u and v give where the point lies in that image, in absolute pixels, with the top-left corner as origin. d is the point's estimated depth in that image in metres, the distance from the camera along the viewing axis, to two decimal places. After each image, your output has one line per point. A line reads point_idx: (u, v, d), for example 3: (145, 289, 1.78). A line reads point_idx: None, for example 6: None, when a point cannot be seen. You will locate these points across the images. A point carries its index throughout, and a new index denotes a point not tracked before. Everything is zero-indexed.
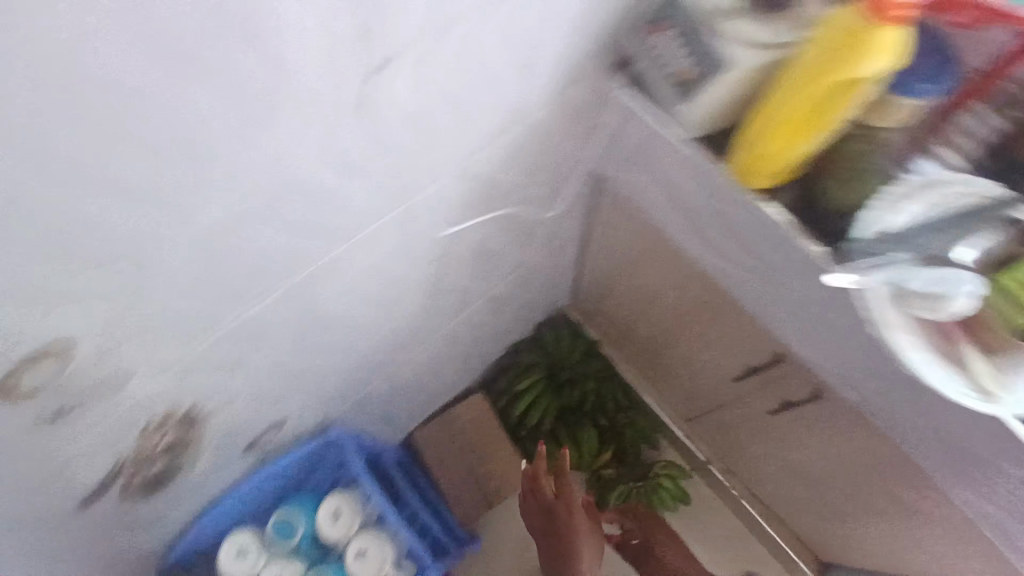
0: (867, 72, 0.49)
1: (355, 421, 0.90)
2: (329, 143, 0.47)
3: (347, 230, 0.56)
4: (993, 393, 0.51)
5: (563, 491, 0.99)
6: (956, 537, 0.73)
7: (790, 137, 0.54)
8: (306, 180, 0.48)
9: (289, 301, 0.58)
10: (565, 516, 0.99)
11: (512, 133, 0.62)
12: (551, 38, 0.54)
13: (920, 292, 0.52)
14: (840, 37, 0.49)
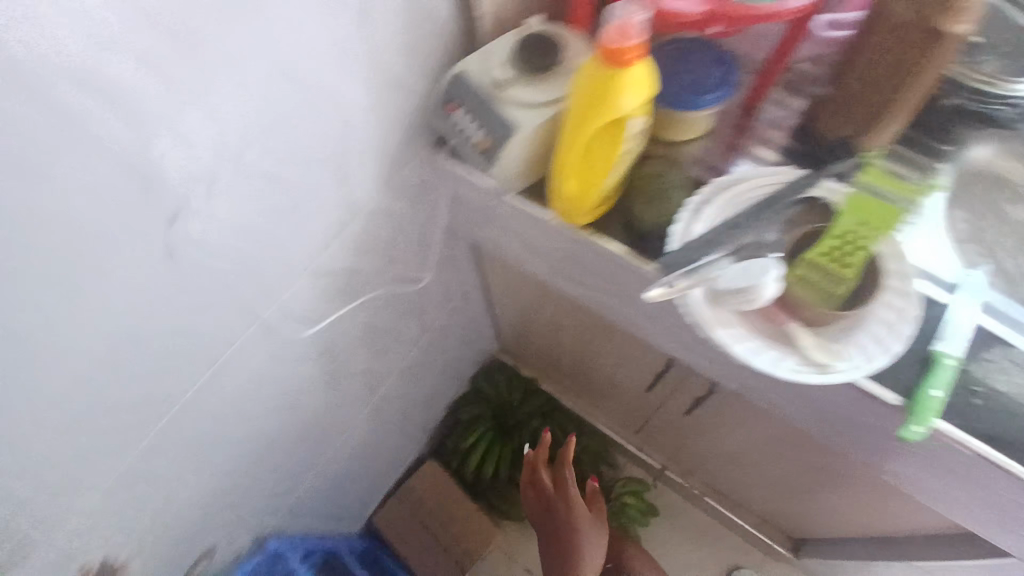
0: (621, 112, 0.53)
1: (292, 526, 0.92)
2: (161, 286, 0.50)
3: (211, 352, 0.58)
4: (825, 364, 0.53)
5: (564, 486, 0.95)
6: (867, 487, 0.78)
7: (586, 180, 0.58)
8: (151, 321, 0.51)
9: (173, 433, 0.60)
10: (563, 511, 0.95)
11: (355, 225, 0.66)
12: (355, 138, 0.59)
13: (732, 286, 0.54)
14: (589, 90, 0.53)
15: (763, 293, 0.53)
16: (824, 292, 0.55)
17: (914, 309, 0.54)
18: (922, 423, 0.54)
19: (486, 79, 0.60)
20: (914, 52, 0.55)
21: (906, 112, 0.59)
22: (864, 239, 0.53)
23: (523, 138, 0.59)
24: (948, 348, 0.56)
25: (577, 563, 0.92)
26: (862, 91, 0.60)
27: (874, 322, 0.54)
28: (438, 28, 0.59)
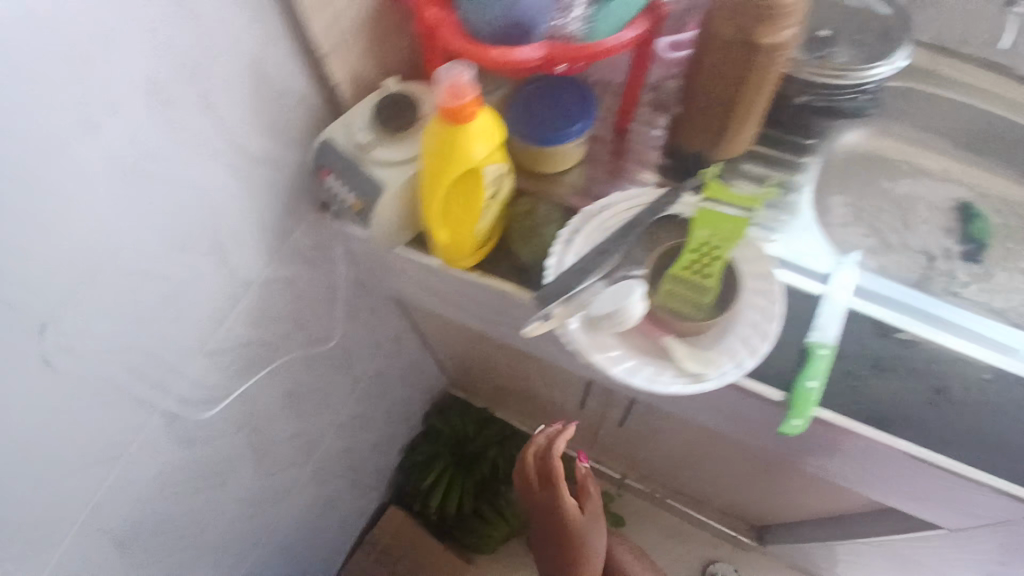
0: (474, 161, 0.54)
1: None
2: (45, 395, 0.52)
3: (113, 443, 0.61)
4: (698, 374, 0.56)
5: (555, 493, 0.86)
6: (790, 474, 0.82)
7: (457, 233, 0.60)
8: (42, 429, 0.53)
9: (91, 524, 0.63)
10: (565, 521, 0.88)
11: (249, 297, 0.67)
12: (228, 217, 0.60)
13: (602, 312, 0.57)
14: (434, 152, 0.54)
15: (631, 313, 0.56)
16: (693, 302, 0.58)
17: (778, 306, 0.56)
18: (802, 417, 0.55)
19: (350, 142, 0.61)
20: (741, 69, 0.57)
21: (755, 116, 0.62)
22: (716, 250, 0.56)
23: (393, 194, 0.60)
24: (823, 338, 0.58)
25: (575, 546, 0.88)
26: (706, 105, 0.62)
27: (743, 324, 0.57)
28: (296, 102, 0.61)
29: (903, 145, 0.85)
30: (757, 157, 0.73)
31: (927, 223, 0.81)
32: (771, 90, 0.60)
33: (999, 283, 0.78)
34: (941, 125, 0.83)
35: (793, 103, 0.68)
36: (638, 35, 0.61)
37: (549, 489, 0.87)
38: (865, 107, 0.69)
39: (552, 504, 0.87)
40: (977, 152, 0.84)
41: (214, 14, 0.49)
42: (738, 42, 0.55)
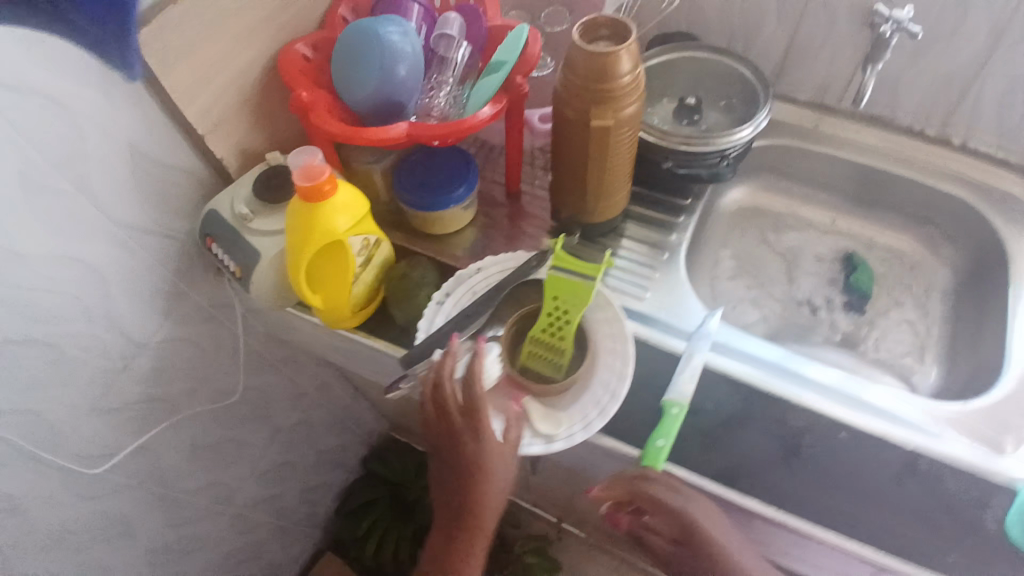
0: (332, 232, 0.58)
1: None
2: None
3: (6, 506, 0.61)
4: (549, 434, 0.58)
5: (463, 445, 0.57)
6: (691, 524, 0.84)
7: (328, 301, 0.63)
8: None
9: None
10: (470, 467, 0.57)
11: (145, 357, 0.70)
12: (114, 283, 0.63)
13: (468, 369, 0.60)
14: (294, 231, 0.58)
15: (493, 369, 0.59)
16: (552, 364, 0.61)
17: (628, 368, 0.60)
18: (648, 474, 0.57)
19: (233, 212, 0.65)
20: (585, 148, 0.62)
21: (616, 177, 0.67)
22: (565, 315, 0.59)
23: (271, 261, 0.64)
24: (676, 398, 0.61)
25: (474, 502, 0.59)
26: (565, 174, 0.67)
27: (598, 386, 0.60)
28: (181, 175, 0.65)
29: (792, 200, 0.89)
30: (635, 219, 0.79)
31: (811, 274, 0.84)
32: (621, 162, 0.65)
33: (882, 333, 0.80)
34: (824, 181, 0.87)
35: (661, 168, 0.74)
36: (497, 111, 0.64)
37: (454, 439, 0.58)
38: (721, 174, 0.72)
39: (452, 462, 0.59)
40: (865, 209, 0.87)
41: (84, 103, 0.53)
42: (578, 126, 0.60)
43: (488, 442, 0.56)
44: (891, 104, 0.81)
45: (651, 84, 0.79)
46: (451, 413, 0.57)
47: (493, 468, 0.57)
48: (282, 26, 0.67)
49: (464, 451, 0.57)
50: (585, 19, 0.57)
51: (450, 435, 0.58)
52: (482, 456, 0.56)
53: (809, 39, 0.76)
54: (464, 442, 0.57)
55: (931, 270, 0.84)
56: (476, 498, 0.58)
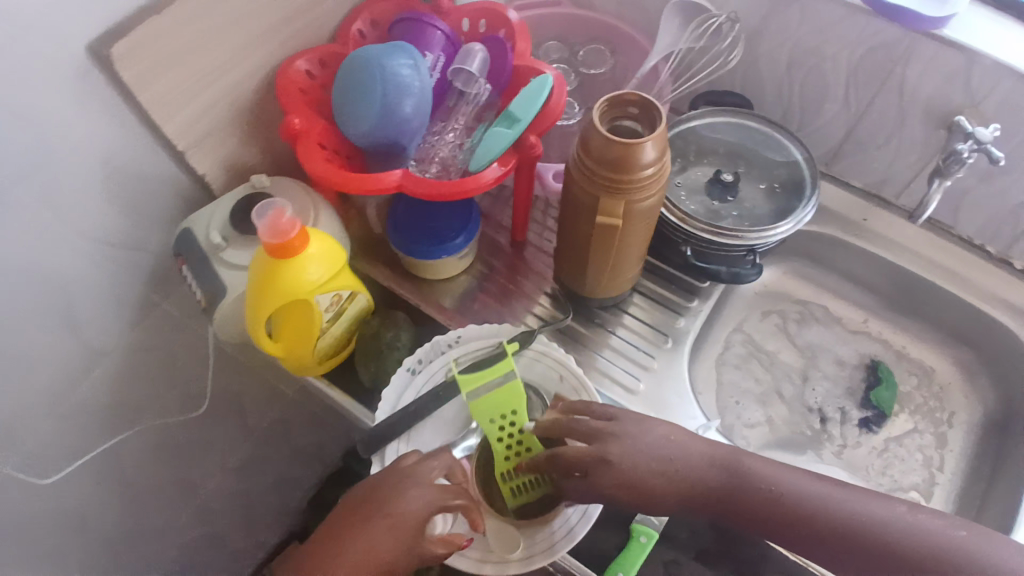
0: (298, 289, 0.52)
1: None
2: None
3: None
4: (502, 559, 0.52)
5: (369, 553, 0.48)
6: None
7: (290, 355, 0.58)
8: None
9: None
10: (374, 514, 0.49)
11: (107, 359, 0.67)
12: (78, 289, 0.60)
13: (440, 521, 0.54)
14: (255, 283, 0.53)
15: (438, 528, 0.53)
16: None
17: (596, 506, 0.53)
18: None
19: (207, 236, 0.61)
20: (591, 230, 0.56)
21: (622, 262, 0.60)
22: (517, 427, 0.53)
23: (237, 297, 0.60)
24: (648, 523, 0.56)
25: (350, 545, 0.48)
26: (569, 247, 0.61)
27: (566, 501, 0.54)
28: (162, 187, 0.61)
29: (825, 293, 0.82)
30: (644, 295, 0.73)
31: (828, 381, 0.76)
32: (631, 247, 0.58)
33: (892, 458, 0.72)
34: (862, 279, 0.79)
35: (679, 251, 0.67)
36: (506, 172, 0.58)
37: (370, 543, 0.48)
38: (744, 276, 0.65)
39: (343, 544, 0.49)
40: (900, 314, 0.79)
41: (57, 106, 0.50)
42: (585, 206, 0.54)
43: (413, 509, 0.49)
44: (953, 212, 0.73)
45: (688, 146, 0.70)
46: (405, 522, 0.48)
47: (395, 522, 0.48)
48: (289, 40, 0.62)
49: (360, 544, 0.48)
50: (612, 94, 0.51)
51: (379, 495, 0.50)
52: (394, 512, 0.49)
53: (875, 131, 0.70)
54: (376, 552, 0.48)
55: (961, 399, 0.76)
56: (350, 543, 0.48)
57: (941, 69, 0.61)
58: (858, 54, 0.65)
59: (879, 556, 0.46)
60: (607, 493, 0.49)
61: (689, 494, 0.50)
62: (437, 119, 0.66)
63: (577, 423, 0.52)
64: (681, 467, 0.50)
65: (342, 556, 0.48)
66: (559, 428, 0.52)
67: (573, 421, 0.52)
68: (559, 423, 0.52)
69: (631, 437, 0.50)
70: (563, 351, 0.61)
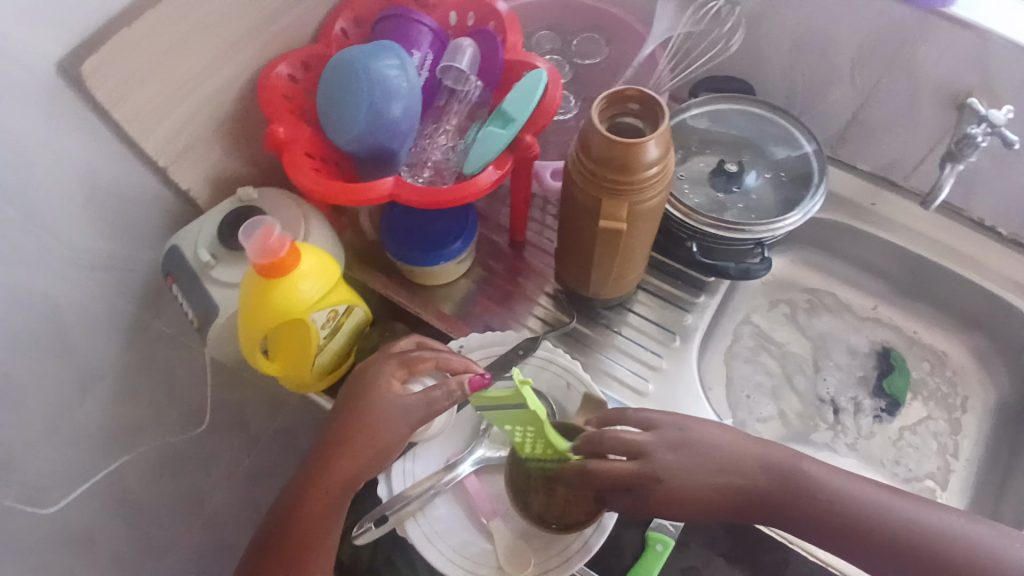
0: (292, 309, 0.50)
1: None
2: None
3: None
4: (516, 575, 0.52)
5: (357, 421, 0.51)
6: None
7: (287, 375, 0.57)
8: None
9: None
10: (354, 393, 0.53)
11: (103, 382, 0.65)
12: (63, 314, 0.58)
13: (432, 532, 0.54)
14: (247, 304, 0.51)
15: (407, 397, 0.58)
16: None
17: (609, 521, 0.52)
18: None
19: (195, 254, 0.58)
20: (595, 234, 0.54)
21: (627, 261, 0.58)
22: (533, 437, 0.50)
23: (231, 315, 0.58)
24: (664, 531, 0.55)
25: (341, 427, 0.52)
26: (572, 251, 0.59)
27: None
28: (144, 202, 0.59)
29: (832, 280, 0.80)
30: (649, 293, 0.71)
31: (839, 369, 0.75)
32: (636, 248, 0.56)
33: (906, 447, 0.71)
34: (870, 264, 0.77)
35: (685, 247, 0.64)
36: (502, 175, 0.56)
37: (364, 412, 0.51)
38: (754, 272, 0.62)
39: (341, 423, 0.52)
40: (909, 299, 0.77)
41: (27, 125, 0.48)
42: (587, 209, 0.52)
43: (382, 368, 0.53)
44: (962, 194, 0.71)
45: (690, 136, 0.67)
46: (377, 387, 0.52)
47: (371, 386, 0.52)
48: (269, 43, 0.60)
49: (349, 422, 0.51)
50: (611, 90, 0.48)
51: (356, 379, 0.54)
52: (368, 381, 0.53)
53: (882, 113, 0.68)
54: (369, 417, 0.51)
55: (975, 384, 0.74)
56: (340, 425, 0.52)
57: (951, 46, 0.59)
58: (860, 34, 0.62)
59: (932, 562, 0.45)
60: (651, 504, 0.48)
61: (736, 500, 0.48)
62: (427, 119, 0.64)
63: (619, 439, 0.48)
64: (728, 474, 0.48)
65: (339, 440, 0.51)
66: (596, 446, 0.48)
67: (609, 434, 0.49)
68: (596, 437, 0.48)
69: (675, 445, 0.49)
70: (570, 358, 0.59)
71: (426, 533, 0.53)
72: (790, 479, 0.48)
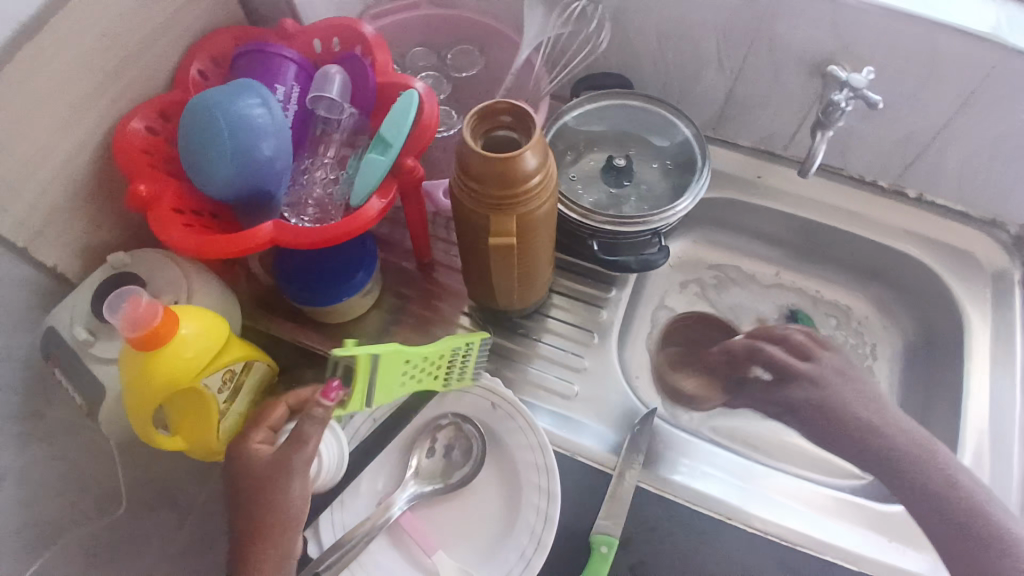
0: (180, 374, 0.47)
1: None
2: None
3: None
4: None
5: (252, 485, 0.47)
6: None
7: (194, 447, 0.52)
8: None
9: None
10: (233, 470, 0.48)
11: None
12: None
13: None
14: (129, 382, 0.47)
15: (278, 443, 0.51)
16: (465, 489, 0.56)
17: (548, 537, 0.52)
18: None
19: (71, 332, 0.54)
20: (490, 251, 0.53)
21: (530, 270, 0.58)
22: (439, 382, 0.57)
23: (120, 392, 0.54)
24: (608, 531, 0.55)
25: (241, 504, 0.47)
26: (475, 269, 0.58)
27: (528, 511, 0.54)
28: None
29: (737, 254, 0.82)
30: (561, 295, 0.71)
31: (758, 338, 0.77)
32: (536, 256, 0.56)
33: None
34: (769, 234, 0.80)
35: (587, 247, 0.64)
36: (389, 202, 0.55)
37: (248, 481, 0.47)
38: (653, 262, 0.63)
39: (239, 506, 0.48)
40: (810, 260, 0.81)
41: None
42: (478, 227, 0.51)
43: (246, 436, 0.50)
44: (839, 155, 0.75)
45: (576, 138, 0.68)
46: (256, 450, 0.49)
47: (247, 454, 0.48)
48: (118, 98, 0.56)
49: (245, 493, 0.47)
50: (481, 105, 0.48)
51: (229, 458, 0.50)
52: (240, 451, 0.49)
53: (753, 89, 0.70)
54: (257, 480, 0.47)
55: (881, 330, 0.78)
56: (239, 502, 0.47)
57: (804, 21, 0.62)
58: (722, 19, 0.64)
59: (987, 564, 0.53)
60: (778, 396, 0.70)
61: (865, 431, 0.65)
62: (306, 153, 0.61)
63: (798, 341, 0.73)
64: (862, 413, 0.66)
65: (247, 517, 0.47)
66: (779, 339, 0.74)
67: (784, 335, 0.74)
68: (784, 335, 0.74)
69: (836, 382, 0.69)
70: (490, 378, 0.58)
71: None
72: (914, 462, 0.61)
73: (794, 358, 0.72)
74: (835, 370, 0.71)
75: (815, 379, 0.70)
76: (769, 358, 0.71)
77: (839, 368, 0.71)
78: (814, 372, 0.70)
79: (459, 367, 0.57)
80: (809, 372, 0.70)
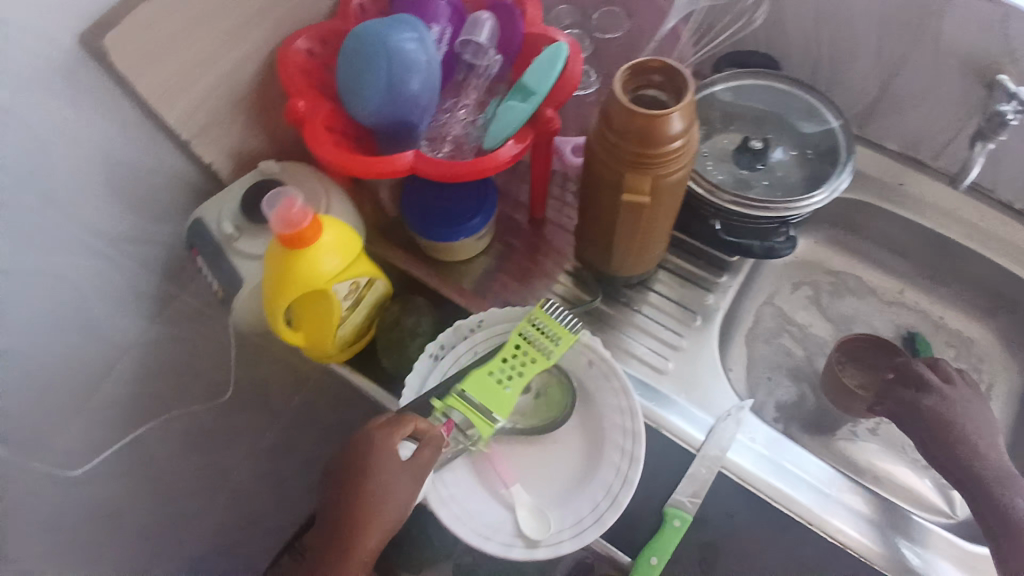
0: (318, 276, 0.51)
1: None
2: None
3: None
4: (535, 538, 0.52)
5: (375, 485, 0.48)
6: None
7: (314, 343, 0.57)
8: None
9: None
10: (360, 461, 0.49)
11: None
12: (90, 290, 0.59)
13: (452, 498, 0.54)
14: (271, 274, 0.52)
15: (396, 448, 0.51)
16: (549, 437, 0.58)
17: (626, 498, 0.53)
18: None
19: (219, 227, 0.60)
20: (616, 208, 0.53)
21: (649, 237, 0.57)
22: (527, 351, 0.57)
23: (253, 288, 0.59)
24: (682, 505, 0.55)
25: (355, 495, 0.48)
26: (594, 227, 0.58)
27: (608, 469, 0.55)
28: (167, 179, 0.60)
29: (857, 262, 0.78)
30: (668, 271, 0.71)
31: None
32: (658, 223, 0.55)
33: None
34: (896, 246, 0.75)
35: (708, 225, 0.63)
36: (523, 149, 0.56)
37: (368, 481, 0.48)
38: (777, 250, 0.62)
39: (345, 504, 0.48)
40: (937, 281, 0.76)
41: (47, 116, 0.49)
42: (608, 183, 0.52)
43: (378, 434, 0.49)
44: (992, 172, 0.69)
45: (713, 113, 0.66)
46: (385, 453, 0.48)
47: (378, 457, 0.48)
48: (287, 18, 0.60)
49: (364, 490, 0.48)
50: (634, 62, 0.48)
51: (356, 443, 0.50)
52: (371, 450, 0.49)
53: (910, 88, 0.66)
54: (373, 490, 0.48)
55: (1002, 369, 0.72)
56: (353, 494, 0.48)
57: (979, 19, 0.58)
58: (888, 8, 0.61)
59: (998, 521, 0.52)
60: (918, 408, 0.59)
61: (936, 422, 0.58)
62: (448, 94, 0.63)
63: (948, 371, 0.62)
64: (974, 434, 0.57)
65: (356, 513, 0.47)
66: (934, 366, 0.62)
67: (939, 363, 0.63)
68: (933, 363, 0.63)
69: (974, 416, 0.58)
70: (590, 335, 0.59)
71: (446, 500, 0.53)
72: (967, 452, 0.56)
73: (935, 377, 0.61)
74: (977, 396, 0.60)
75: (945, 395, 0.59)
76: (913, 372, 0.62)
77: (977, 400, 0.59)
78: (951, 394, 0.59)
79: (546, 338, 0.57)
80: (940, 387, 0.60)
